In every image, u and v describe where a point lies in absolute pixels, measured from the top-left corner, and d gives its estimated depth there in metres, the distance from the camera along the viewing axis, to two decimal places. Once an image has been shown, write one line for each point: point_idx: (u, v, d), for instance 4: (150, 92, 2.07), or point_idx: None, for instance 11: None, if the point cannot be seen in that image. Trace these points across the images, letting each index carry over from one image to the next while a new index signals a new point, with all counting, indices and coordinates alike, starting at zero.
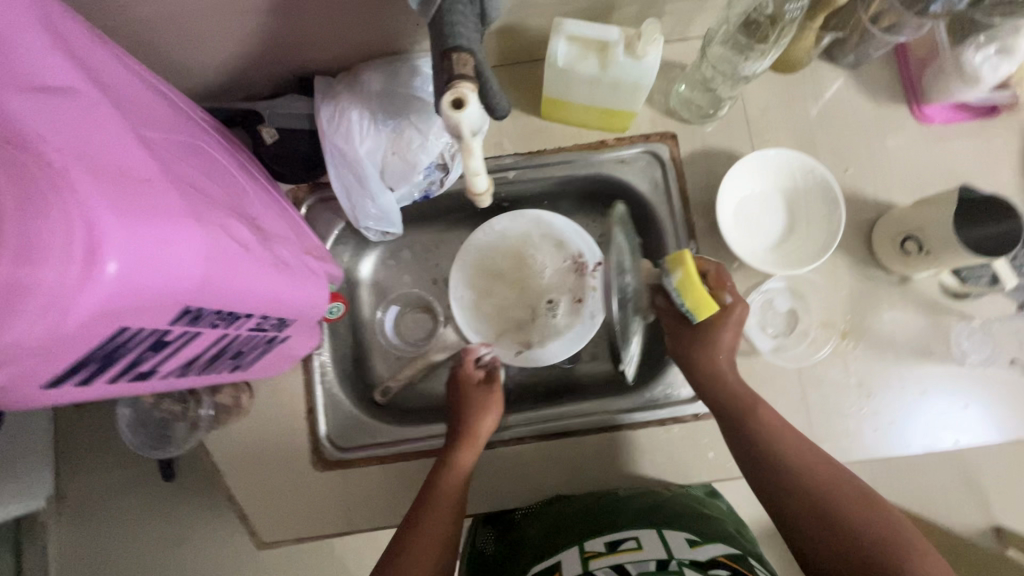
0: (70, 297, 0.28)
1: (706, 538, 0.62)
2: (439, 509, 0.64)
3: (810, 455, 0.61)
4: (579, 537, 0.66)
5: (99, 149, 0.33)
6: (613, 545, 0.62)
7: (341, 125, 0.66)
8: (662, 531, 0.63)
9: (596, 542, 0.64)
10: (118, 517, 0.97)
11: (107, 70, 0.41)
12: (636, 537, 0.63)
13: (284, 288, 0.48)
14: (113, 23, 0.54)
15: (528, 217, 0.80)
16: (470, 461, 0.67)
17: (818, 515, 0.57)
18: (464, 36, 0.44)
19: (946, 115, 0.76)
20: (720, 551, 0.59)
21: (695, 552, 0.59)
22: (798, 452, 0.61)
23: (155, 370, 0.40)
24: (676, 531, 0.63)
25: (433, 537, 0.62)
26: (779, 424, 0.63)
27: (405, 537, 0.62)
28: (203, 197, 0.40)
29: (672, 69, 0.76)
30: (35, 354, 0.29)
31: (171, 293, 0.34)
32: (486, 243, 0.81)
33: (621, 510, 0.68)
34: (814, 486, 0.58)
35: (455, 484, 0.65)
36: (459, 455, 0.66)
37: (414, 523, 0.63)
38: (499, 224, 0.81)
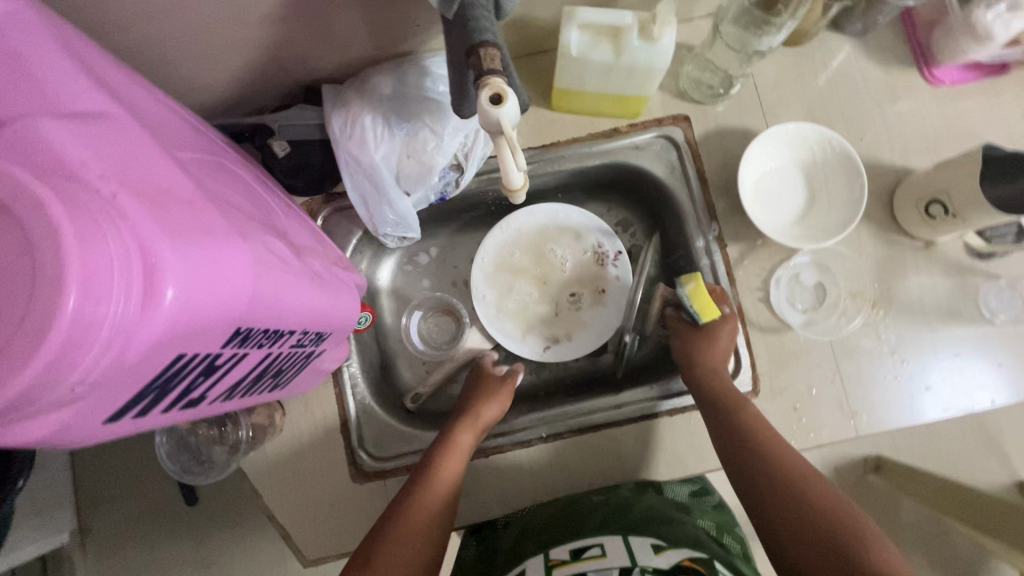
0: (132, 329, 0.27)
1: (673, 542, 0.61)
2: (436, 481, 0.63)
3: (786, 456, 0.58)
4: (544, 544, 0.65)
5: (141, 174, 0.32)
6: (577, 554, 0.62)
7: (355, 132, 0.65)
8: (627, 538, 0.63)
9: (561, 550, 0.63)
10: (148, 545, 0.96)
11: (128, 94, 0.40)
12: (600, 545, 0.63)
13: (320, 302, 0.47)
14: (120, 43, 0.53)
15: (545, 211, 0.80)
16: (468, 440, 0.67)
17: (789, 513, 0.53)
18: (489, 31, 0.43)
19: (956, 76, 0.76)
20: (686, 555, 0.58)
21: (660, 559, 0.58)
22: (775, 453, 0.59)
23: (204, 396, 0.40)
24: (643, 537, 0.62)
25: (424, 508, 0.61)
26: (759, 428, 0.61)
27: (398, 506, 0.61)
28: (240, 215, 0.39)
29: (679, 51, 0.76)
30: (99, 390, 0.28)
31: (224, 315, 0.33)
32: (505, 242, 0.81)
33: (588, 516, 0.67)
34: (786, 486, 0.56)
35: (453, 459, 0.65)
36: (459, 433, 0.67)
37: (408, 493, 0.62)
38: (516, 222, 0.80)
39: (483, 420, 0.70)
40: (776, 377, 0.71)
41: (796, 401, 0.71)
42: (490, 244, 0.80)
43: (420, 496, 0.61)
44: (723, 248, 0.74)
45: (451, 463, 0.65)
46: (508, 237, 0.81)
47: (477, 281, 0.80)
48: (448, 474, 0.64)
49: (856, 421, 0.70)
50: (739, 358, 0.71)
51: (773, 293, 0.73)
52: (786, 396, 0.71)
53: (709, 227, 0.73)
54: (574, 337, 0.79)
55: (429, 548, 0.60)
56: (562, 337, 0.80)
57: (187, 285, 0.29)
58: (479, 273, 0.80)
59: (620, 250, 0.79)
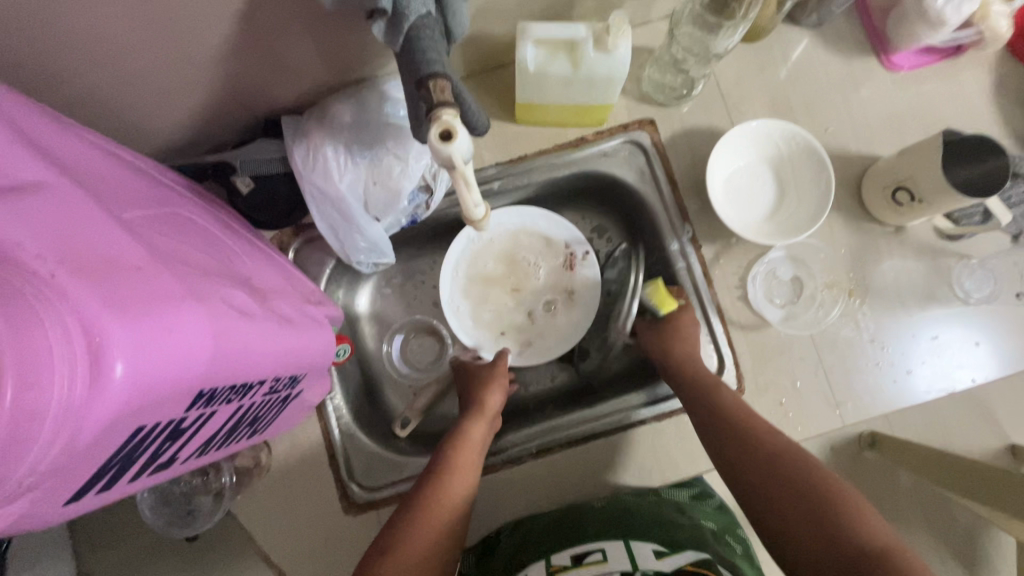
0: (81, 413, 0.26)
1: (675, 546, 0.60)
2: (456, 474, 0.61)
3: (780, 448, 0.57)
4: (547, 550, 0.64)
5: (81, 245, 0.31)
6: (579, 560, 0.61)
7: (318, 164, 0.65)
8: (629, 542, 0.62)
9: (563, 556, 0.62)
10: None
11: (71, 155, 0.39)
12: (601, 550, 0.62)
13: (292, 349, 0.47)
14: (68, 93, 0.52)
15: (513, 218, 0.77)
16: (479, 431, 0.66)
17: (789, 514, 0.52)
18: (438, 61, 0.42)
19: (914, 60, 0.76)
20: (690, 559, 0.57)
21: (662, 563, 0.58)
22: (771, 446, 0.57)
23: (174, 458, 0.39)
24: (643, 542, 0.62)
25: (447, 501, 0.59)
26: (751, 423, 0.59)
27: (416, 498, 0.59)
28: (194, 270, 0.38)
29: (639, 55, 0.76)
30: (53, 477, 0.27)
31: (183, 382, 0.33)
32: (475, 251, 0.78)
33: (591, 520, 0.66)
34: (783, 483, 0.54)
35: (468, 451, 0.63)
36: (472, 426, 0.66)
37: (428, 486, 0.59)
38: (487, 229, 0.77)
39: (490, 410, 0.68)
40: (760, 373, 0.71)
41: (782, 396, 0.71)
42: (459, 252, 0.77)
43: (441, 490, 0.59)
44: (698, 249, 0.74)
45: (466, 455, 0.63)
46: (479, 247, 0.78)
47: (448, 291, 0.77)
48: (463, 469, 0.62)
49: (842, 410, 0.71)
50: (724, 357, 0.71)
51: (751, 290, 0.73)
52: (771, 390, 0.71)
53: (682, 230, 0.73)
54: (549, 343, 0.77)
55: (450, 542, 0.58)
56: (535, 343, 0.78)
57: (138, 358, 0.29)
58: (448, 283, 0.77)
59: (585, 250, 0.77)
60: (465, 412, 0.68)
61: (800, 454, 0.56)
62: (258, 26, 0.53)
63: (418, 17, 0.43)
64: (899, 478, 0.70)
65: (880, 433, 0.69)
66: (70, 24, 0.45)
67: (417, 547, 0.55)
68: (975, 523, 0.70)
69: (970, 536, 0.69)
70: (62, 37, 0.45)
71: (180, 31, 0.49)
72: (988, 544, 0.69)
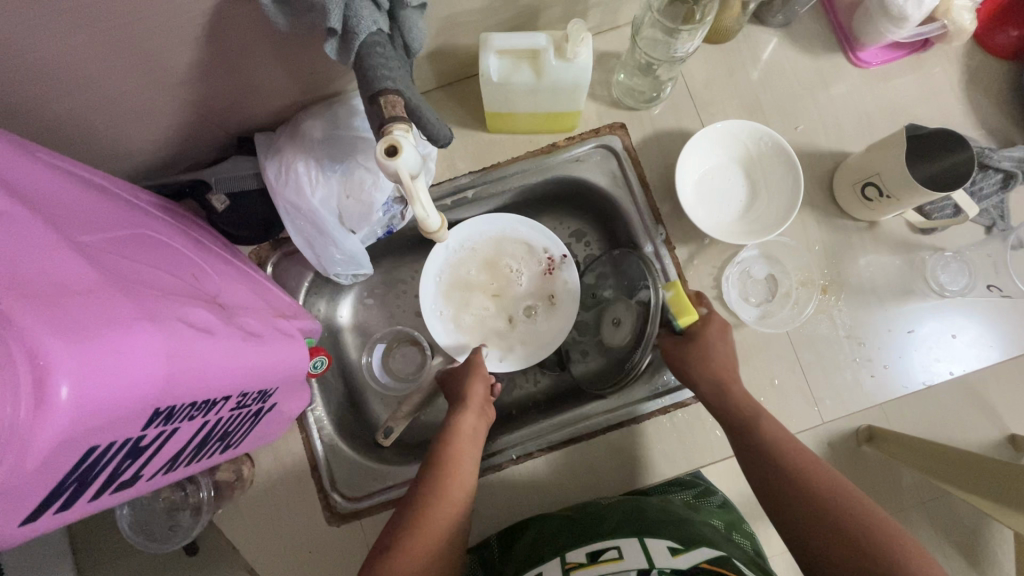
0: (26, 433, 0.28)
1: (691, 543, 0.59)
2: (455, 467, 0.60)
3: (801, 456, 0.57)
4: (560, 548, 0.63)
5: (35, 272, 0.32)
6: (594, 556, 0.60)
7: (290, 179, 0.65)
8: (644, 539, 0.60)
9: (578, 553, 0.61)
10: None
11: (31, 182, 0.40)
12: (618, 547, 0.60)
13: (257, 364, 0.47)
14: (42, 119, 0.53)
15: (495, 224, 0.77)
16: (472, 422, 0.65)
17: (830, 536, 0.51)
18: (389, 77, 0.43)
19: (882, 56, 0.77)
20: (706, 555, 0.56)
21: (677, 561, 0.56)
22: (783, 453, 0.57)
23: (138, 474, 0.39)
24: (657, 538, 0.60)
25: (449, 497, 0.59)
26: (753, 425, 0.60)
27: (418, 498, 0.58)
28: (151, 291, 0.39)
29: (608, 60, 0.77)
30: (5, 498, 0.28)
31: (137, 403, 0.34)
32: (458, 259, 0.78)
33: (605, 517, 0.65)
34: (798, 489, 0.55)
35: (464, 444, 0.63)
36: (463, 417, 0.65)
37: (427, 483, 0.59)
38: (460, 234, 0.77)
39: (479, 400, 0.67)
40: None
41: (760, 395, 0.71)
42: (438, 257, 0.77)
43: (442, 485, 0.59)
44: (672, 250, 0.74)
45: (462, 447, 0.62)
46: (457, 253, 0.78)
47: (424, 295, 0.76)
48: (458, 466, 0.61)
49: (821, 407, 0.71)
50: None
51: (725, 291, 0.73)
52: (751, 390, 0.71)
53: (656, 232, 0.74)
54: (531, 346, 0.76)
55: (457, 540, 0.58)
56: (517, 347, 0.77)
57: (87, 380, 0.30)
58: (426, 287, 0.76)
59: (563, 253, 0.77)
60: (454, 406, 0.68)
61: (815, 462, 0.57)
62: (225, 48, 0.54)
63: (368, 35, 0.44)
64: (899, 474, 0.70)
65: (877, 427, 0.69)
66: (37, 55, 0.46)
67: (421, 552, 0.54)
68: (975, 515, 0.70)
69: (971, 527, 0.69)
70: (28, 67, 0.46)
71: (148, 55, 0.51)
72: (989, 534, 0.70)
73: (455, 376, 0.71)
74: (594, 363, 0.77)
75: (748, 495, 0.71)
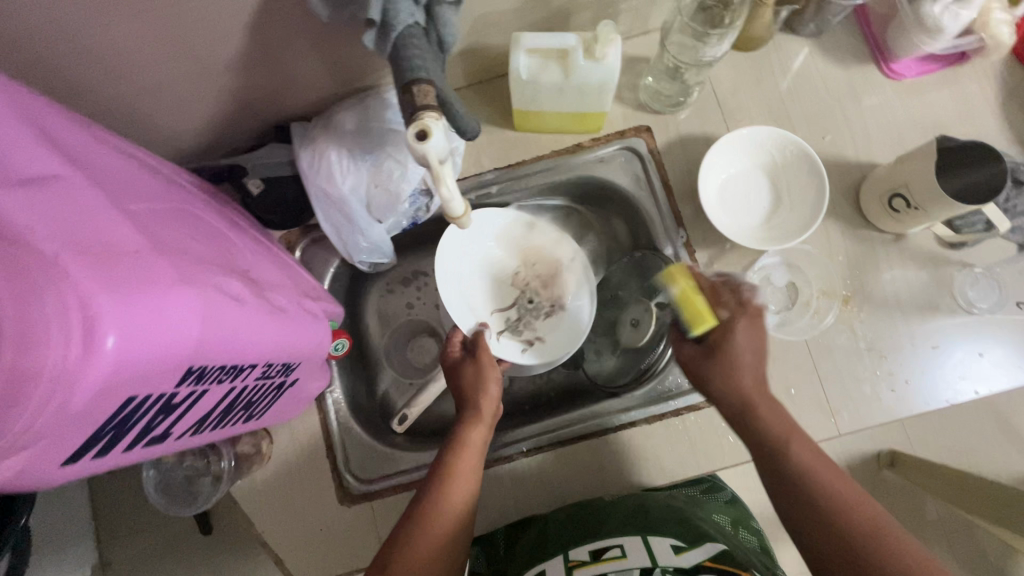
0: (75, 377, 0.30)
1: (694, 540, 0.59)
2: (456, 480, 0.57)
3: (872, 528, 0.47)
4: (564, 546, 0.64)
5: (85, 228, 0.34)
6: (597, 555, 0.61)
7: (322, 167, 0.68)
8: (647, 538, 0.61)
9: (581, 551, 0.62)
10: None
11: (89, 153, 0.43)
12: (620, 546, 0.61)
13: (281, 338, 0.49)
14: (99, 100, 0.57)
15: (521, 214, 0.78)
16: (479, 436, 0.61)
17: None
18: (423, 67, 0.45)
19: (916, 68, 0.76)
20: (708, 554, 0.57)
21: (682, 559, 0.57)
22: (819, 479, 0.51)
23: (168, 432, 0.42)
24: (661, 537, 0.61)
25: (448, 509, 0.55)
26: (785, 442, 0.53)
27: (416, 509, 0.55)
28: (191, 259, 0.42)
29: (636, 64, 0.78)
30: (49, 434, 0.30)
31: (172, 359, 0.36)
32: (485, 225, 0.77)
33: (607, 516, 0.66)
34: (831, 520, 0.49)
35: (469, 456, 0.59)
36: (469, 424, 0.62)
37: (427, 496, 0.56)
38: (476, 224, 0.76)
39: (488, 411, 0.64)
40: None
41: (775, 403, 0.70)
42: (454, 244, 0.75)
43: (441, 499, 0.56)
44: (692, 254, 0.74)
45: (465, 461, 0.59)
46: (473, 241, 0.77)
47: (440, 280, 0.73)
48: (461, 481, 0.57)
49: (838, 419, 0.70)
50: None
51: None
52: None
53: (677, 235, 0.74)
54: (555, 341, 0.75)
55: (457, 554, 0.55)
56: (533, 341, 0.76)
57: (128, 332, 0.32)
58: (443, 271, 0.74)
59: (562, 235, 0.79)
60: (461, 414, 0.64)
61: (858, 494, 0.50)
62: (268, 40, 0.57)
63: (405, 27, 0.46)
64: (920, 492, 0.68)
65: (899, 452, 0.68)
66: (102, 39, 0.49)
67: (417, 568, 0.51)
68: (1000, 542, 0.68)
69: (995, 557, 0.67)
70: (92, 49, 0.50)
71: (199, 41, 0.54)
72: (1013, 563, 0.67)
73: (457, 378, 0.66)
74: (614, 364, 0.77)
75: (759, 505, 0.70)
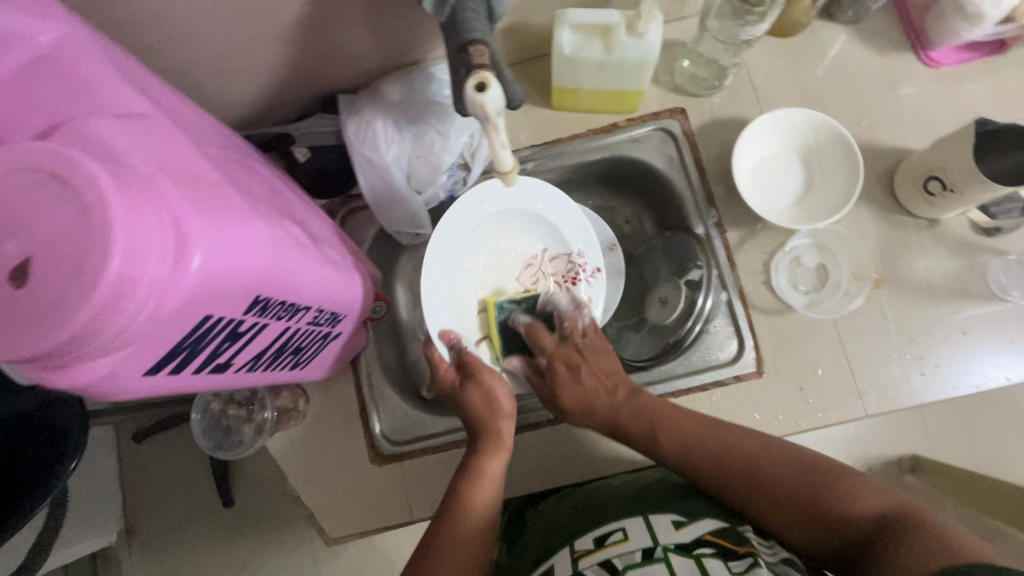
0: (166, 287, 0.32)
1: (694, 515, 0.58)
2: (468, 507, 0.58)
3: (745, 461, 0.57)
4: (569, 538, 0.60)
5: (174, 160, 0.37)
6: (602, 541, 0.57)
7: (367, 136, 0.71)
8: (648, 518, 0.58)
9: (586, 540, 0.58)
10: (209, 534, 1.19)
11: (167, 100, 0.46)
12: (623, 529, 0.57)
13: (333, 284, 0.51)
14: (166, 66, 0.60)
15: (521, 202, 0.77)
16: (496, 468, 0.62)
17: (783, 508, 0.54)
18: (479, 30, 0.47)
19: (954, 56, 0.76)
20: (709, 527, 0.56)
21: (682, 534, 0.55)
22: (704, 450, 0.60)
23: (230, 361, 0.45)
24: (662, 514, 0.59)
25: (463, 536, 0.56)
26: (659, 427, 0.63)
27: (429, 541, 0.56)
28: (258, 200, 0.44)
29: (673, 48, 0.79)
30: (139, 341, 0.33)
31: (243, 285, 0.38)
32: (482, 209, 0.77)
33: (609, 501, 0.64)
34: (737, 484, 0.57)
35: (485, 487, 0.60)
36: (486, 460, 0.62)
37: (440, 526, 0.57)
38: (470, 204, 0.76)
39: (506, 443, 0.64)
40: (780, 358, 0.72)
41: (802, 382, 0.71)
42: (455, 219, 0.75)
43: (453, 527, 0.56)
44: (723, 233, 0.75)
45: (481, 493, 0.60)
46: (482, 216, 0.77)
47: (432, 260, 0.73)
48: (478, 513, 0.58)
49: (865, 401, 0.70)
50: (742, 339, 0.72)
51: (775, 277, 0.74)
52: (791, 377, 0.71)
53: (708, 214, 0.76)
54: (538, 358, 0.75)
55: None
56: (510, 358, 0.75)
57: (209, 252, 0.34)
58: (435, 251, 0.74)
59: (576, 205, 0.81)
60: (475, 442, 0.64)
61: (732, 435, 0.60)
62: (325, 10, 0.60)
63: None
64: None
65: None
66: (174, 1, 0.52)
67: None
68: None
69: None
70: (163, 11, 0.53)
71: (261, 8, 0.56)
72: None
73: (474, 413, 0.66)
74: (639, 343, 0.78)
75: None
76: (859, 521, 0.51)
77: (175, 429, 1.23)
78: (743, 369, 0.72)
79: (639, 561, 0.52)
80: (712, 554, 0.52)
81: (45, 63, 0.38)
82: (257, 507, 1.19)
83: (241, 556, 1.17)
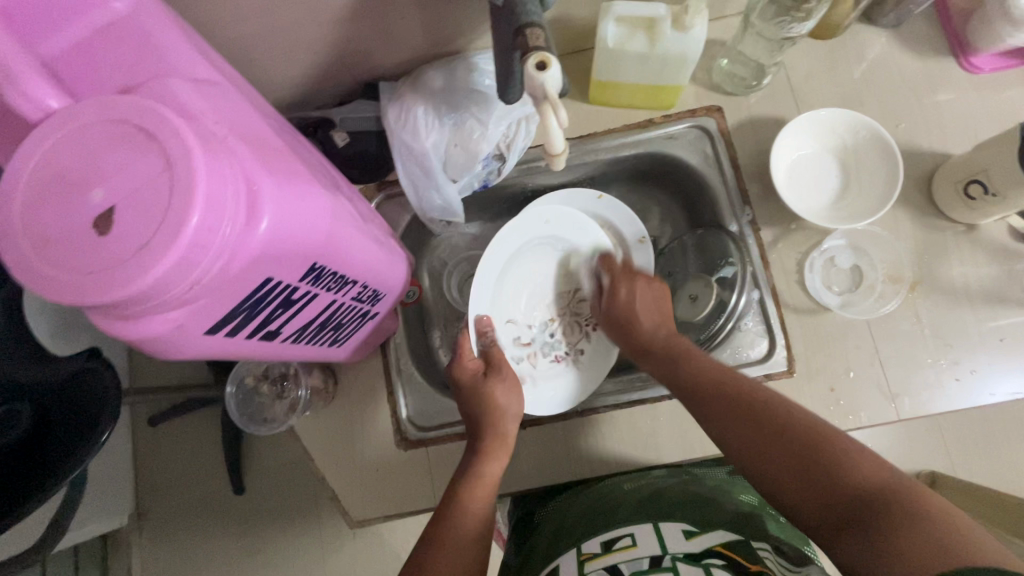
0: (236, 245, 0.33)
1: (705, 527, 0.60)
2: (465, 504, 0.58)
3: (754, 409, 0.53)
4: (578, 540, 0.62)
5: (244, 126, 0.38)
6: (609, 546, 0.59)
7: (408, 122, 0.72)
8: (659, 526, 0.60)
9: (594, 543, 0.60)
10: (221, 519, 1.19)
11: (229, 69, 0.46)
12: (631, 535, 0.59)
13: (381, 262, 0.52)
14: (219, 42, 0.61)
15: (570, 219, 0.78)
16: (497, 469, 0.62)
17: (782, 471, 0.49)
18: (535, 13, 0.48)
19: (994, 63, 0.76)
20: (719, 540, 0.57)
21: (692, 544, 0.57)
22: (718, 393, 0.57)
23: (280, 329, 0.45)
24: (671, 523, 0.61)
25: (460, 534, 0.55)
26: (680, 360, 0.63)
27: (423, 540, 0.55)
28: (316, 172, 0.45)
29: (712, 46, 0.79)
30: (206, 296, 0.34)
31: (306, 248, 0.39)
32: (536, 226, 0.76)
33: (621, 505, 0.65)
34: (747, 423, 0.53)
35: (484, 487, 0.60)
36: (487, 462, 0.62)
37: (435, 524, 0.56)
38: (529, 220, 0.75)
39: (510, 440, 0.65)
40: (812, 358, 0.71)
41: (833, 383, 0.71)
42: (512, 234, 0.74)
43: (449, 524, 0.56)
44: (757, 231, 0.75)
45: (481, 492, 0.60)
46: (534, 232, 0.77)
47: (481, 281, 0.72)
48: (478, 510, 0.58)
49: (897, 404, 0.69)
50: (774, 339, 0.72)
51: (808, 277, 0.74)
52: (822, 376, 0.71)
53: (742, 212, 0.75)
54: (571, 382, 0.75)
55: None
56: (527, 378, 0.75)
57: (277, 215, 0.35)
58: (489, 260, 0.74)
59: (597, 196, 0.78)
60: (477, 443, 0.64)
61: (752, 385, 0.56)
62: None
63: None
64: None
65: None
66: None
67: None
68: None
69: None
70: None
71: None
72: None
73: (478, 411, 0.65)
74: None
75: None
76: (849, 486, 0.45)
77: (193, 412, 1.23)
78: (774, 368, 0.71)
79: (647, 568, 0.53)
80: (721, 564, 0.52)
81: (120, 28, 0.39)
82: (270, 494, 1.19)
83: (252, 542, 1.17)
